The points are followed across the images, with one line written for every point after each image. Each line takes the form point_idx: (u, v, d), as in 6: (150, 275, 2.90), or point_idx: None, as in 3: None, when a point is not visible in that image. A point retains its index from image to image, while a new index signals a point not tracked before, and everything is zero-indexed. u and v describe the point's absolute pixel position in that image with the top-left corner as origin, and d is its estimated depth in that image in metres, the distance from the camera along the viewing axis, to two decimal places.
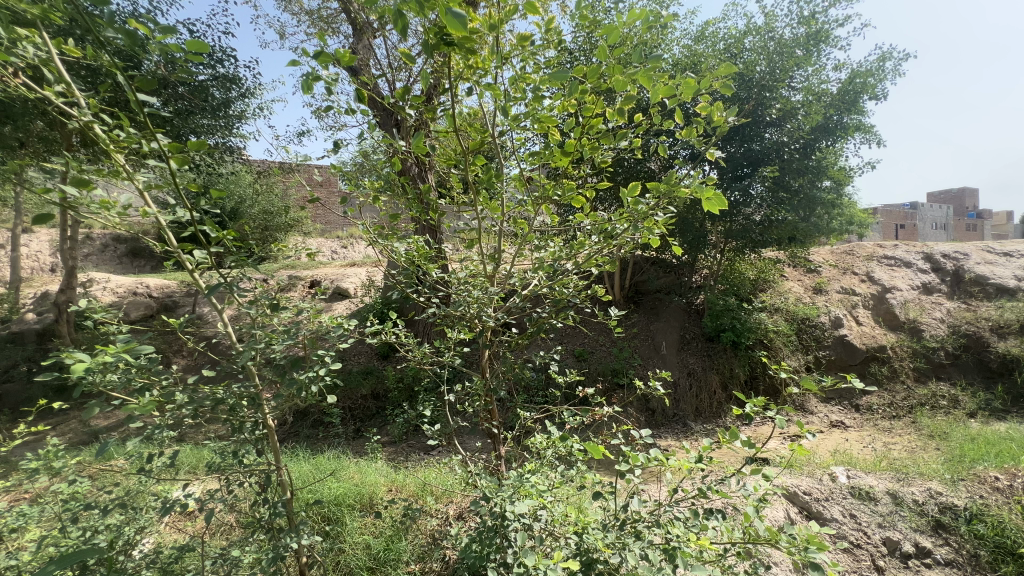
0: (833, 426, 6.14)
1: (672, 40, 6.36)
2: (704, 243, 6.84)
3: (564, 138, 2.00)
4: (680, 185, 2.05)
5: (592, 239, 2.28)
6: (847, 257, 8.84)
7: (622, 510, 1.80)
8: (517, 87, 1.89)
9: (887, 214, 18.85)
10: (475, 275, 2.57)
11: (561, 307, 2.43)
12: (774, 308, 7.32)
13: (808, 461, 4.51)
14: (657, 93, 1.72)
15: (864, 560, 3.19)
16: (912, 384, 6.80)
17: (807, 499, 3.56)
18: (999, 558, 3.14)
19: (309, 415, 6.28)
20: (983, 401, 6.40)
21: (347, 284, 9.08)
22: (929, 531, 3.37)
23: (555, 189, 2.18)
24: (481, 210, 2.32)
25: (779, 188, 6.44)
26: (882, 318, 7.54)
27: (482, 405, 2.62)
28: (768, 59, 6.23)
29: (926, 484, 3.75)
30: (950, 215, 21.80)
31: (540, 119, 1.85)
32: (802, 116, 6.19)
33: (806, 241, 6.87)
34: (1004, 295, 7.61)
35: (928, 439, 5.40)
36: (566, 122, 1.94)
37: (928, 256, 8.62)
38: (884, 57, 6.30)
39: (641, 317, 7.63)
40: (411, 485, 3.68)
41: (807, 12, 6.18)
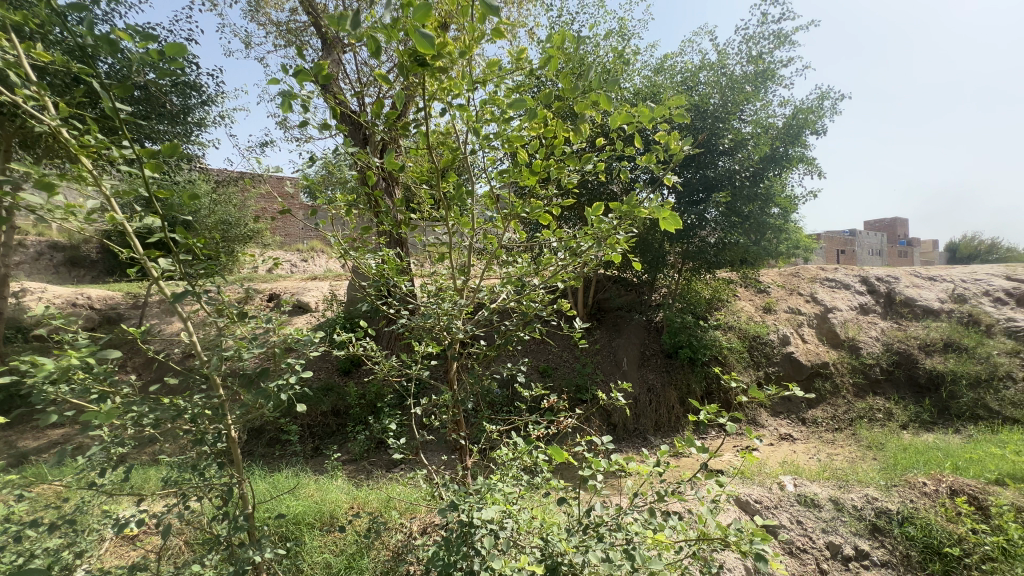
0: (782, 439, 6.45)
1: (633, 70, 6.72)
2: (663, 263, 7.17)
3: (531, 158, 2.07)
4: (640, 206, 2.16)
5: (558, 256, 2.35)
6: (793, 279, 9.41)
7: (586, 515, 1.85)
8: (488, 109, 1.97)
9: (830, 240, 20.25)
10: (445, 289, 2.59)
11: (528, 320, 2.49)
12: (727, 325, 7.70)
13: (759, 471, 4.73)
14: (616, 119, 1.84)
15: (809, 564, 3.37)
16: (852, 398, 7.25)
17: (757, 507, 3.72)
18: (927, 558, 3.40)
19: (265, 433, 6.03)
20: (913, 413, 6.93)
21: (308, 298, 8.89)
22: (867, 534, 3.60)
23: (524, 207, 2.23)
24: (451, 225, 2.35)
25: (731, 213, 6.84)
26: (825, 336, 8.03)
27: (449, 417, 2.62)
28: (721, 93, 6.67)
29: (863, 490, 4.01)
30: (884, 242, 23.67)
31: (508, 140, 1.94)
32: (751, 146, 6.64)
33: (756, 263, 7.30)
34: (930, 316, 8.33)
35: (866, 450, 5.78)
36: (533, 143, 2.03)
37: (864, 279, 9.26)
38: (823, 97, 6.88)
39: (604, 333, 7.82)
40: (374, 501, 3.60)
41: (755, 51, 6.68)
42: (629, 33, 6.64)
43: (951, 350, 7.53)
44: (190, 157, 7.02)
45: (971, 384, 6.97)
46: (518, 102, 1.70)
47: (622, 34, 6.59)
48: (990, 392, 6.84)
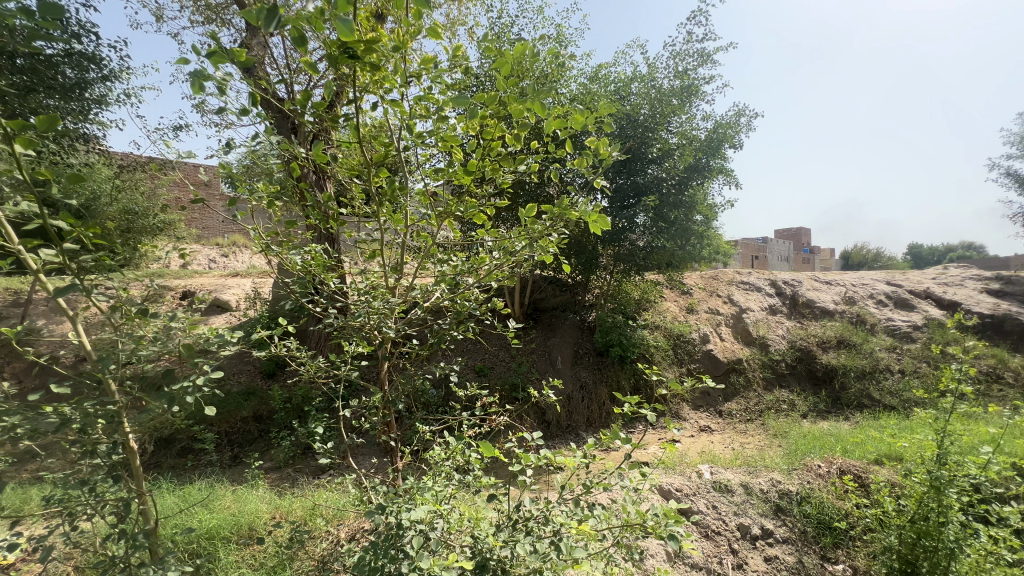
0: (701, 431, 6.91)
1: (570, 76, 6.89)
2: (595, 265, 7.43)
3: (466, 158, 2.05)
4: (572, 208, 2.22)
5: (493, 256, 2.35)
6: (712, 281, 10.11)
7: (516, 510, 1.87)
8: (422, 105, 1.93)
9: (745, 246, 22.06)
10: (376, 287, 2.50)
11: (461, 319, 2.47)
12: (653, 325, 8.17)
13: (680, 461, 5.04)
14: (550, 124, 1.87)
15: (722, 545, 3.65)
16: (762, 391, 7.92)
17: (677, 494, 3.96)
18: (820, 532, 3.81)
19: (175, 443, 5.55)
20: (812, 403, 7.69)
21: (227, 296, 8.26)
22: (772, 514, 3.94)
23: (458, 206, 2.20)
24: (383, 222, 2.28)
25: (658, 218, 7.23)
26: (740, 334, 8.71)
27: (379, 419, 2.54)
28: (651, 104, 7.03)
29: (769, 475, 4.37)
30: (790, 250, 26.14)
31: (442, 138, 1.91)
32: (677, 156, 7.05)
33: (680, 266, 7.78)
34: (826, 316, 9.30)
35: (773, 438, 6.34)
36: (468, 143, 2.02)
37: (773, 282, 10.14)
38: (740, 114, 7.46)
39: (539, 333, 7.96)
40: (299, 509, 3.42)
41: (681, 67, 7.10)
42: (567, 41, 6.80)
43: (843, 346, 8.45)
44: (86, 137, 6.26)
45: (858, 376, 7.88)
46: (452, 101, 1.68)
47: (559, 40, 6.74)
48: (872, 383, 7.78)
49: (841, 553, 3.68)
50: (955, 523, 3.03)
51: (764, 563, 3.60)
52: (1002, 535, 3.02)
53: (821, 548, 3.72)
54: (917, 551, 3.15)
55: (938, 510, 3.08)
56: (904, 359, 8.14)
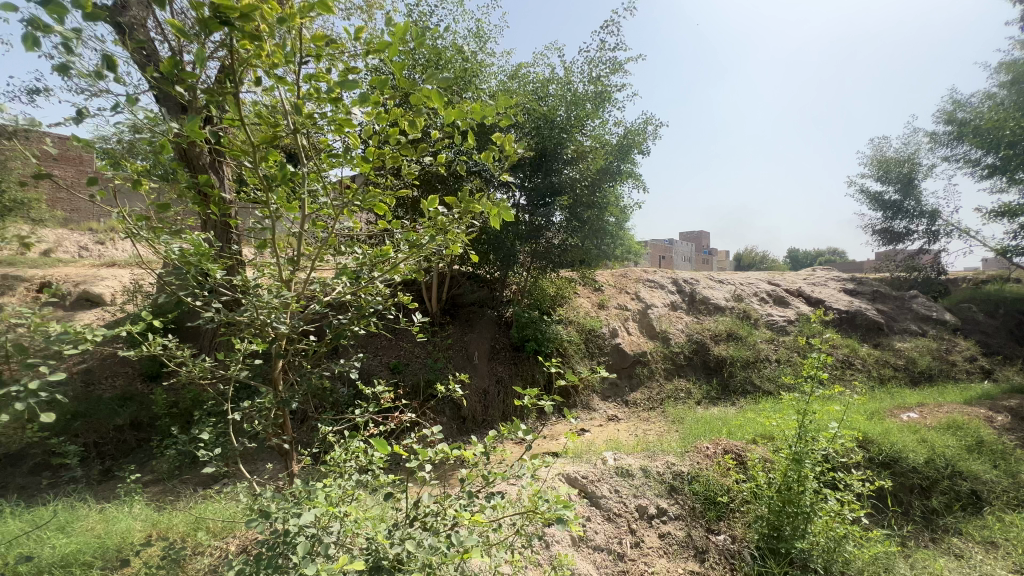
0: (609, 420, 7.33)
1: (489, 73, 6.90)
2: (513, 261, 7.52)
3: (365, 145, 1.95)
4: (476, 203, 2.20)
5: (398, 249, 2.27)
6: (622, 279, 10.72)
7: (414, 508, 1.84)
8: (314, 85, 1.79)
9: (654, 247, 23.67)
10: (270, 280, 2.31)
11: (364, 314, 2.36)
12: (567, 320, 8.49)
13: (588, 449, 5.29)
14: (450, 115, 1.83)
15: (622, 526, 3.89)
16: (663, 380, 8.54)
17: (584, 481, 4.14)
18: (706, 506, 4.18)
19: (27, 459, 4.78)
20: (705, 391, 8.45)
21: (100, 289, 7.23)
22: (666, 494, 4.25)
23: (359, 196, 2.09)
24: (275, 210, 2.10)
25: (572, 217, 7.54)
26: (645, 329, 9.33)
27: (271, 421, 2.37)
28: (566, 107, 7.26)
29: (665, 458, 4.71)
30: (691, 251, 28.51)
31: (336, 123, 1.79)
32: (590, 158, 7.37)
33: (593, 264, 8.17)
34: (718, 311, 10.26)
35: (670, 424, 6.87)
36: (367, 129, 1.91)
37: (674, 280, 10.97)
38: (647, 122, 7.97)
39: (457, 329, 7.92)
40: (180, 523, 3.10)
41: (595, 74, 7.41)
42: (486, 36, 6.79)
43: (731, 339, 9.38)
44: None
45: (743, 365, 8.79)
46: (343, 83, 1.58)
47: (479, 36, 6.72)
48: (754, 371, 8.73)
49: (723, 524, 4.05)
50: (810, 490, 3.51)
51: (658, 539, 3.89)
52: (844, 497, 3.55)
53: (707, 522, 4.08)
54: (782, 518, 3.59)
55: (798, 480, 3.52)
56: (779, 350, 9.22)
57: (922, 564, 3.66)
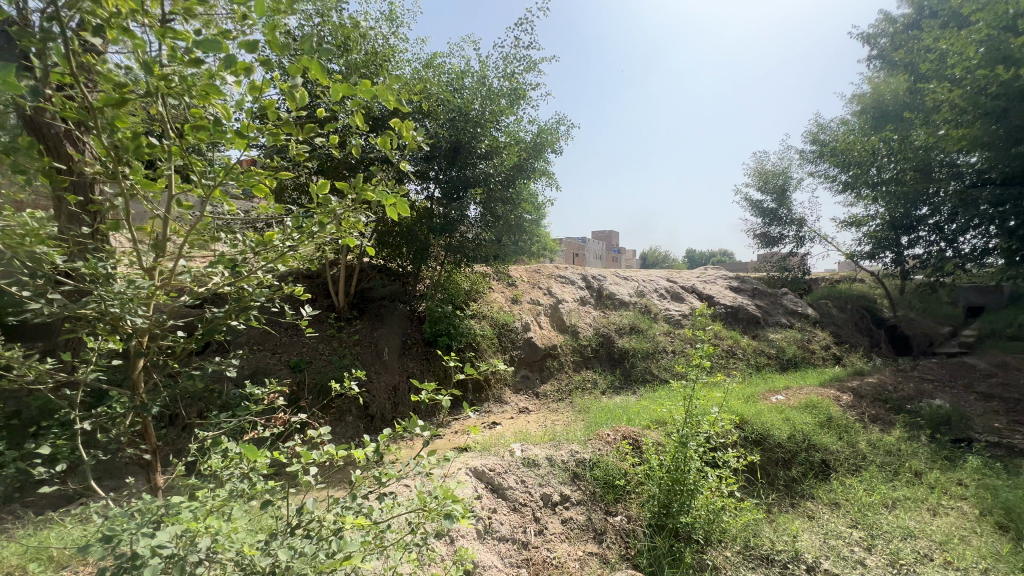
0: (519, 412, 7.49)
1: (402, 59, 6.67)
2: (427, 255, 7.36)
3: (237, 117, 1.70)
4: (371, 188, 2.06)
5: (283, 235, 2.06)
6: (535, 274, 10.99)
7: (295, 517, 1.68)
8: (167, 42, 1.51)
9: (568, 244, 24.65)
10: (126, 267, 2.00)
11: (244, 305, 2.13)
12: (480, 315, 8.52)
13: (497, 442, 5.35)
14: (337, 92, 1.65)
15: (527, 514, 4.00)
16: (572, 372, 8.89)
17: (491, 474, 4.19)
18: (606, 490, 4.40)
19: None
20: (610, 380, 8.94)
21: None
22: (569, 481, 4.43)
23: (235, 176, 1.84)
24: (130, 187, 1.79)
25: (487, 211, 7.56)
26: (555, 323, 9.66)
27: (129, 428, 2.07)
28: (481, 101, 7.24)
29: (570, 447, 4.90)
30: (602, 249, 30.16)
31: (199, 90, 1.54)
32: (504, 154, 7.41)
33: (507, 260, 8.26)
34: (623, 306, 10.91)
35: (577, 413, 7.17)
36: (239, 100, 1.67)
37: (584, 276, 11.47)
38: (560, 123, 8.22)
39: (366, 324, 7.59)
40: (15, 556, 2.62)
41: (510, 70, 7.47)
42: (399, 21, 6.55)
43: (634, 332, 10.01)
44: None
45: (643, 356, 9.43)
46: (202, 44, 1.34)
47: (391, 20, 6.46)
48: (653, 361, 9.39)
49: (620, 506, 4.28)
50: (693, 469, 3.83)
51: (560, 524, 4.04)
52: (721, 472, 3.94)
53: (605, 504, 4.30)
54: (670, 496, 3.89)
55: (684, 460, 3.84)
56: (675, 342, 10.02)
57: (782, 526, 4.19)
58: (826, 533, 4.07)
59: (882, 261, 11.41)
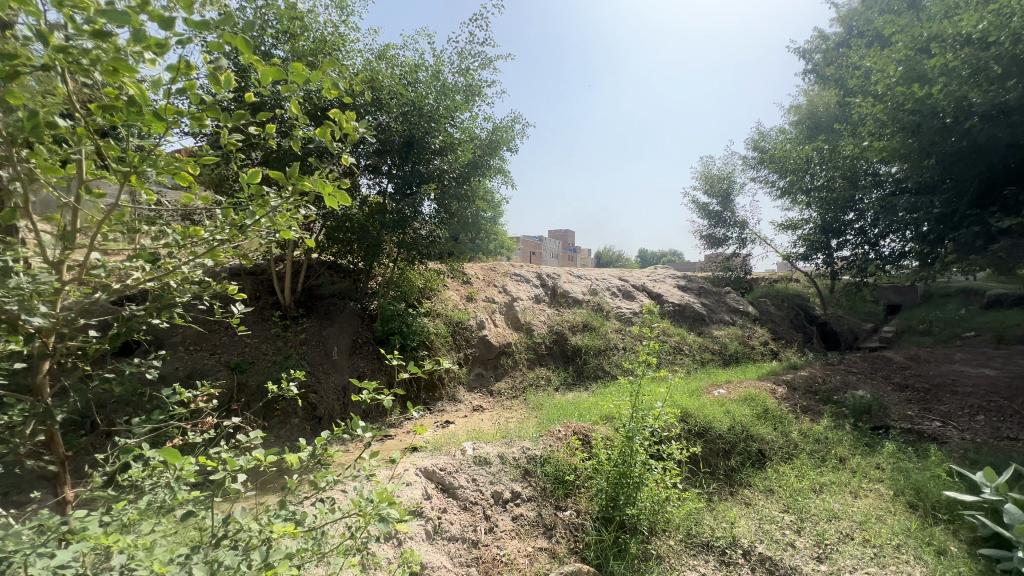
0: (473, 411, 7.46)
1: (353, 49, 6.46)
2: (379, 251, 7.17)
3: (153, 99, 1.55)
4: (308, 178, 1.96)
5: (211, 228, 1.92)
6: (490, 272, 10.97)
7: (220, 528, 1.58)
8: (66, 11, 1.34)
9: (525, 243, 24.83)
10: (28, 260, 1.80)
11: (168, 303, 1.97)
12: (434, 313, 8.40)
13: (449, 441, 5.29)
14: (267, 74, 1.55)
15: (478, 513, 3.98)
16: (526, 369, 8.95)
17: (441, 474, 4.15)
18: (557, 486, 4.45)
19: None
20: (564, 377, 9.07)
21: None
22: (520, 478, 4.45)
23: (153, 163, 1.69)
24: (30, 173, 1.61)
25: (441, 208, 7.46)
26: (510, 321, 9.70)
27: (33, 439, 1.87)
28: (435, 95, 7.13)
29: (521, 444, 4.93)
30: (557, 247, 30.58)
31: (106, 66, 1.39)
32: (459, 150, 7.34)
33: (462, 257, 8.19)
34: (577, 303, 11.10)
35: (530, 411, 7.23)
36: (155, 79, 1.52)
37: (539, 274, 11.57)
38: (515, 122, 8.25)
39: (314, 323, 7.31)
40: None
41: (465, 66, 7.41)
42: (350, 9, 6.34)
43: (587, 329, 10.21)
44: None
45: (595, 353, 9.62)
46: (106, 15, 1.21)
47: (342, 7, 6.24)
48: (605, 358, 9.60)
49: (569, 501, 4.34)
50: (639, 462, 3.95)
51: (511, 522, 4.05)
52: (665, 465, 4.09)
53: (555, 500, 4.35)
54: (617, 489, 3.98)
55: (631, 454, 3.95)
56: (626, 338, 10.30)
57: (722, 514, 4.40)
58: (761, 518, 4.31)
59: (815, 262, 12.19)
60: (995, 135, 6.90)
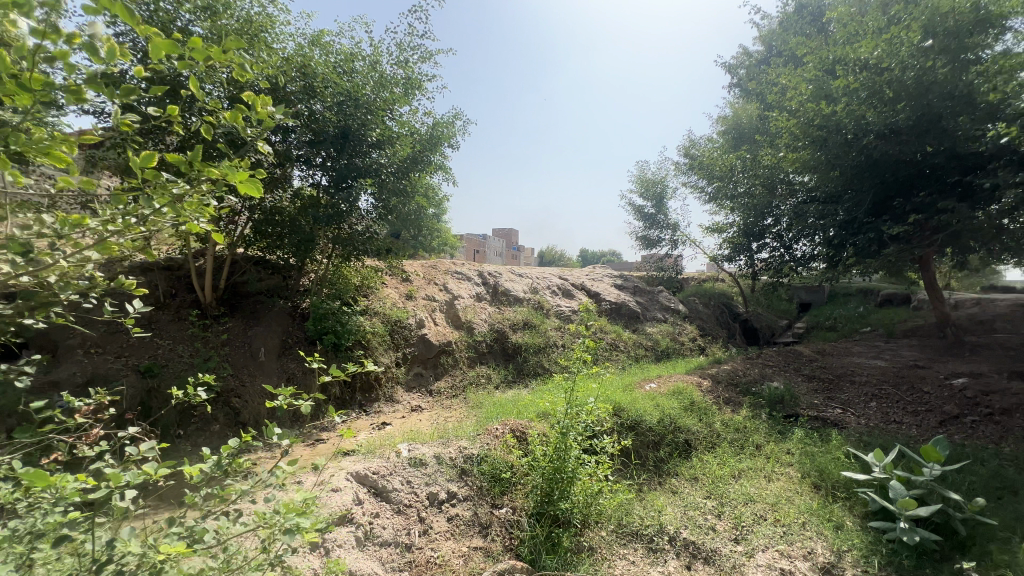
0: (411, 411, 7.32)
1: (283, 32, 6.11)
2: (311, 247, 6.83)
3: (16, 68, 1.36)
4: (213, 164, 1.80)
5: (98, 218, 1.71)
6: (431, 270, 10.79)
7: (103, 551, 1.42)
8: None
9: (470, 240, 24.74)
10: None
11: (44, 303, 1.74)
12: (371, 311, 8.13)
13: (383, 443, 5.13)
14: (158, 46, 1.42)
15: (412, 516, 3.91)
16: (467, 368, 8.89)
17: (374, 478, 4.05)
18: (493, 485, 4.45)
19: None
20: (504, 375, 9.11)
21: None
22: (457, 478, 4.41)
23: (18, 143, 1.47)
24: None
25: (378, 203, 7.23)
26: (451, 319, 9.59)
27: None
28: (373, 86, 6.90)
29: (458, 443, 4.89)
30: (502, 246, 30.77)
31: None
32: (397, 144, 7.14)
33: (401, 254, 7.99)
34: (518, 301, 11.19)
35: (470, 409, 7.19)
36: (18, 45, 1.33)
37: (481, 273, 11.53)
38: (456, 118, 8.17)
39: (238, 322, 6.84)
40: None
41: (404, 58, 7.23)
42: None
43: (527, 327, 10.31)
44: None
45: (535, 351, 9.72)
46: None
47: None
48: (545, 355, 9.74)
49: (506, 498, 4.35)
50: (573, 457, 4.03)
51: (446, 523, 3.99)
52: (598, 459, 4.20)
53: (492, 498, 4.35)
54: (552, 484, 4.04)
55: (564, 449, 4.02)
56: (565, 336, 10.52)
57: (650, 503, 4.60)
58: (686, 505, 4.55)
59: (738, 263, 13.05)
60: (888, 151, 7.74)
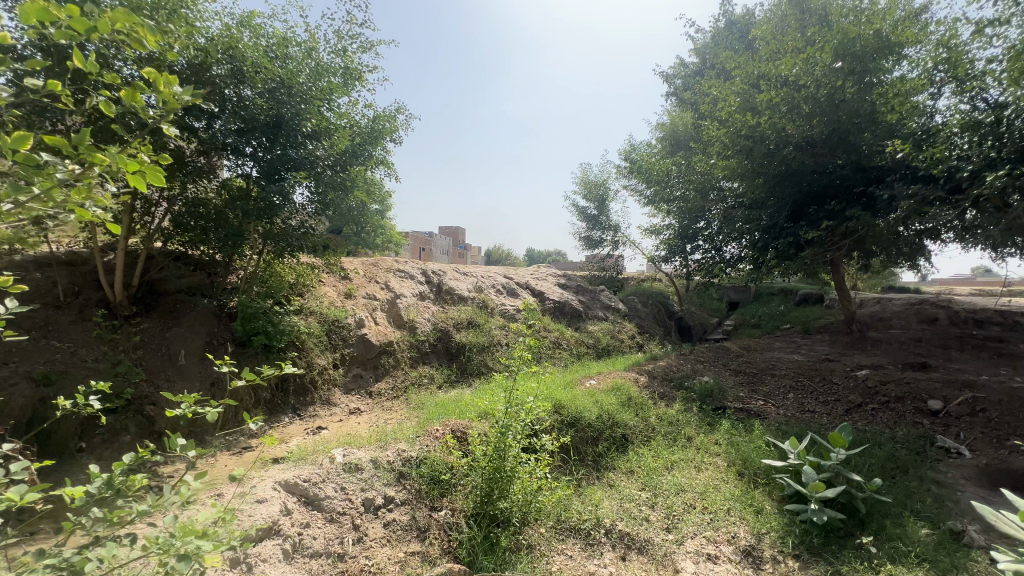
0: (349, 414, 7.05)
1: (206, 10, 5.67)
2: (240, 241, 6.40)
3: None
4: (106, 148, 1.63)
5: None
6: (373, 267, 10.46)
7: None
8: None
9: (415, 238, 24.24)
10: None
11: None
12: (305, 311, 7.75)
13: (315, 449, 4.88)
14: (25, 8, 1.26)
15: (345, 524, 3.76)
16: (409, 368, 8.69)
17: (305, 486, 3.88)
18: (433, 488, 4.36)
19: None
20: (448, 374, 9.00)
21: None
22: (394, 482, 4.28)
23: None
24: None
25: (314, 197, 6.89)
26: (392, 318, 9.33)
27: None
28: (308, 74, 6.56)
29: (397, 446, 4.76)
30: (449, 244, 30.40)
31: None
32: (335, 136, 6.84)
33: (339, 251, 7.66)
34: (462, 300, 11.10)
35: (411, 411, 7.03)
36: None
37: (424, 271, 11.32)
38: (398, 112, 7.96)
39: (155, 323, 6.29)
40: None
41: (342, 46, 6.95)
42: None
43: (472, 326, 10.25)
44: None
45: (479, 350, 9.66)
46: None
47: None
48: (489, 354, 9.72)
49: (445, 500, 4.28)
50: (511, 456, 4.03)
51: (382, 528, 3.87)
52: (537, 457, 4.24)
53: (431, 501, 4.27)
54: (491, 484, 4.02)
55: (503, 449, 4.00)
56: (509, 335, 10.56)
57: (588, 497, 4.70)
58: (622, 498, 4.69)
59: (674, 264, 13.68)
60: (804, 162, 8.40)
